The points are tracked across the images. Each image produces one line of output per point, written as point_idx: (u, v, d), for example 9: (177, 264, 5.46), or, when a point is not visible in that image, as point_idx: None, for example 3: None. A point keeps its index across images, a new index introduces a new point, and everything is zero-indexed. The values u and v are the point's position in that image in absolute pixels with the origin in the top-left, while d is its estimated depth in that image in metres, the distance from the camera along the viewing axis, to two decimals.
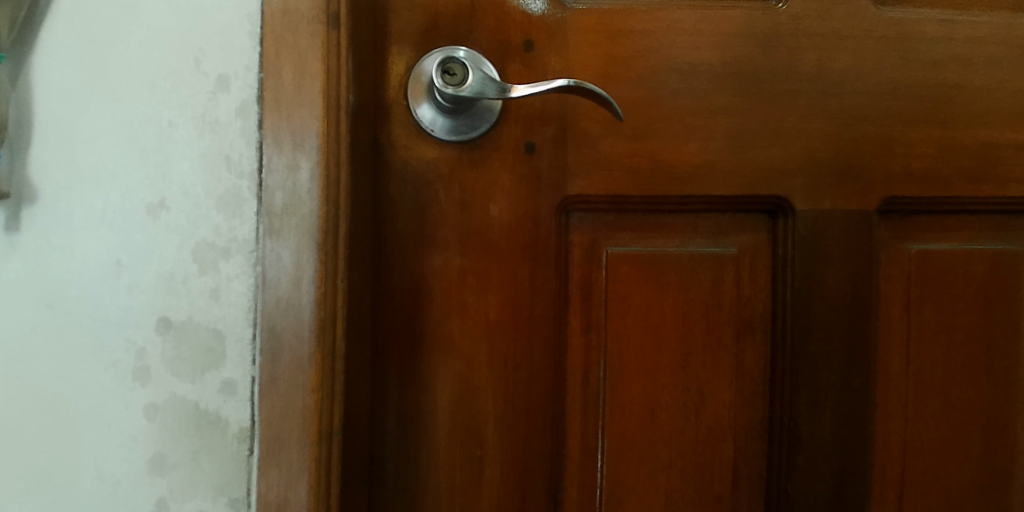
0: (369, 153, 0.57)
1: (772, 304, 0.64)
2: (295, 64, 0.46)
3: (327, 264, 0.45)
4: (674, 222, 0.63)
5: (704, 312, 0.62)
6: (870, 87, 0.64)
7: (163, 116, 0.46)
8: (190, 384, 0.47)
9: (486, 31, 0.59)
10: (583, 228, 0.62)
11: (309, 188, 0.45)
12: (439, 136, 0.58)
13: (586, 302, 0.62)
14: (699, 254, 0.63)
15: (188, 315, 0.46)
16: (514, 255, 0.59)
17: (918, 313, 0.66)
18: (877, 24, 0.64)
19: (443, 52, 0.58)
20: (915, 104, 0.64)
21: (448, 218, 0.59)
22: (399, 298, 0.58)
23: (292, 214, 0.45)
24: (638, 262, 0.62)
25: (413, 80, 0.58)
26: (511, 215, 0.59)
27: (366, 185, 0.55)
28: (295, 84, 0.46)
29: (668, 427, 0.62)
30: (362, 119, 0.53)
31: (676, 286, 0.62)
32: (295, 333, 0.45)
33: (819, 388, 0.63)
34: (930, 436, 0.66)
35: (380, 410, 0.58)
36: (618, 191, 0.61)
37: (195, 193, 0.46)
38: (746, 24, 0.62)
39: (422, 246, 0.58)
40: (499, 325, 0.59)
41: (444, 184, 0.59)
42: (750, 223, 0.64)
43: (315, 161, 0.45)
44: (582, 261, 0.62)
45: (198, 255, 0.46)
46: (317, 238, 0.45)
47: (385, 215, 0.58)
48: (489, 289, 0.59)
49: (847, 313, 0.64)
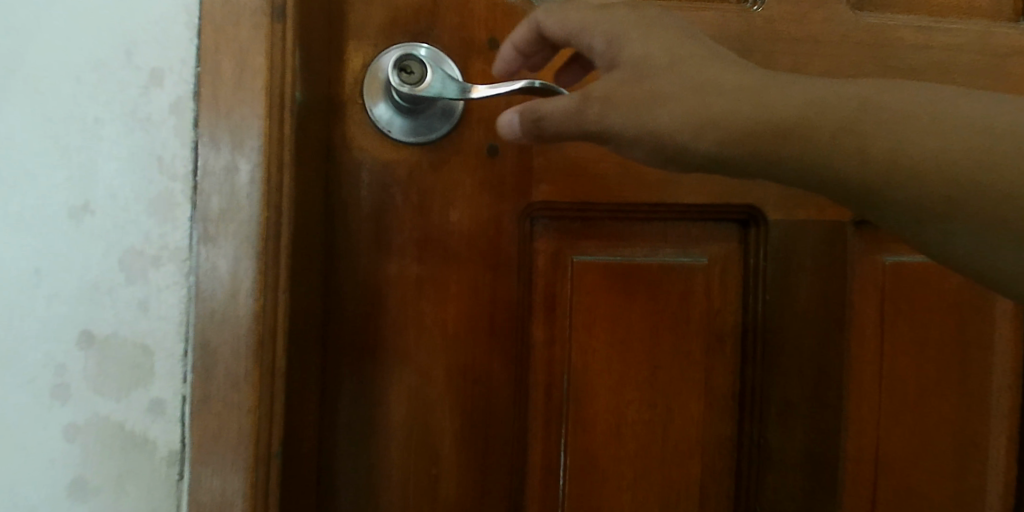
0: (322, 154, 0.53)
1: (743, 317, 0.61)
2: (236, 58, 0.42)
3: (267, 274, 0.42)
4: (642, 231, 0.60)
5: (672, 324, 0.60)
6: None
7: (89, 112, 0.43)
8: (115, 403, 0.43)
9: (448, 28, 0.57)
10: (547, 236, 0.59)
11: (248, 192, 0.42)
12: (396, 137, 0.55)
13: (550, 313, 0.59)
14: (668, 265, 0.60)
15: (113, 328, 0.43)
16: (474, 264, 0.56)
17: (892, 327, 0.64)
18: (853, 30, 0.64)
19: (401, 49, 0.55)
20: None
21: (405, 224, 0.56)
22: (351, 308, 0.55)
23: (229, 220, 0.42)
24: (604, 272, 0.59)
25: (369, 78, 0.55)
26: (472, 221, 0.57)
27: (318, 188, 0.52)
28: (236, 79, 0.42)
29: (633, 443, 0.60)
30: (312, 118, 0.50)
31: (643, 297, 0.60)
32: (230, 349, 0.42)
33: (789, 402, 0.61)
34: (902, 454, 0.64)
35: (329, 426, 0.55)
36: (585, 198, 0.58)
37: (122, 196, 0.43)
38: (720, 28, 0.61)
39: (376, 253, 0.55)
40: (458, 337, 0.56)
41: (401, 188, 0.56)
42: (720, 232, 0.62)
43: (255, 163, 0.42)
44: (547, 270, 0.59)
45: (126, 264, 0.43)
46: (256, 246, 0.42)
47: (337, 220, 0.55)
48: (448, 299, 0.56)
49: (819, 327, 0.61)
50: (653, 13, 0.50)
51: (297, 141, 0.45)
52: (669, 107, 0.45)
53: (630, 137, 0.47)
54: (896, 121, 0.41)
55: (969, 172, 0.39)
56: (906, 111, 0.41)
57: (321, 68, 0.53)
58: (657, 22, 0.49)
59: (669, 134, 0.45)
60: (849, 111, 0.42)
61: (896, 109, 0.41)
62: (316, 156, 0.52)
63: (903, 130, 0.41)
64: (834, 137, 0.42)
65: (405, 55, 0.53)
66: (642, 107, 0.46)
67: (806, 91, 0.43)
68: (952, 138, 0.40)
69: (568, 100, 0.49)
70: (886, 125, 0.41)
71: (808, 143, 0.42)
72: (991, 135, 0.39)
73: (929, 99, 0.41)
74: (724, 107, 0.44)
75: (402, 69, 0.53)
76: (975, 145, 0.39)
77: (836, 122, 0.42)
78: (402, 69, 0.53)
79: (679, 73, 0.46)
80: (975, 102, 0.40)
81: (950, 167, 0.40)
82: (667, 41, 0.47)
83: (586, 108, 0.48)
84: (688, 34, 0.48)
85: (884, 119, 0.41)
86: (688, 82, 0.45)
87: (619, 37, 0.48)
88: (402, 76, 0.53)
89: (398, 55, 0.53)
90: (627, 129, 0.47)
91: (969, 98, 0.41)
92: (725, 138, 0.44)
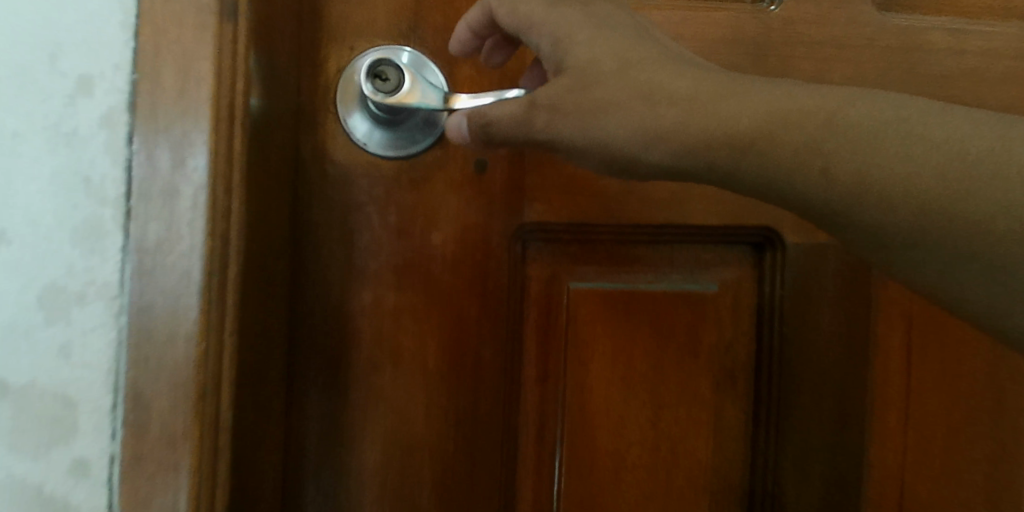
0: (288, 169, 0.48)
1: (756, 351, 0.56)
2: (178, 63, 0.37)
3: (211, 316, 0.36)
4: (647, 255, 0.54)
5: (679, 360, 0.54)
6: None
7: (5, 124, 0.37)
8: (32, 463, 0.37)
9: (433, 30, 0.51)
10: (541, 261, 0.54)
11: (191, 219, 0.36)
12: (373, 151, 0.50)
13: (544, 346, 0.54)
14: (675, 293, 0.55)
15: (30, 377, 0.37)
16: (458, 292, 0.51)
17: (919, 362, 0.57)
18: (881, 32, 0.58)
19: (378, 53, 0.49)
20: None
21: (382, 248, 0.50)
22: (320, 342, 0.49)
23: (167, 253, 0.36)
24: (605, 301, 0.54)
25: (343, 86, 0.49)
26: (457, 245, 0.51)
27: (283, 208, 0.47)
28: (178, 87, 0.37)
29: (634, 492, 0.54)
30: (275, 130, 0.45)
31: (647, 330, 0.54)
32: (167, 401, 0.36)
33: (806, 446, 0.55)
34: (928, 501, 0.59)
35: (295, 475, 0.49)
36: (583, 219, 0.52)
37: (43, 223, 0.37)
38: (732, 29, 0.56)
39: (350, 281, 0.50)
40: (439, 373, 0.51)
41: (379, 206, 0.50)
42: (733, 257, 0.56)
43: (199, 185, 0.36)
44: (541, 299, 0.54)
45: (46, 302, 0.37)
46: (199, 283, 0.36)
47: (306, 244, 0.49)
48: (429, 332, 0.51)
49: (839, 361, 0.56)
50: (607, 12, 0.47)
51: (251, 158, 0.39)
52: (621, 116, 0.44)
53: (584, 146, 0.45)
54: (863, 137, 0.38)
55: (946, 190, 0.37)
56: (873, 130, 0.38)
57: (288, 73, 0.47)
58: (611, 23, 0.46)
59: (615, 148, 0.44)
60: (803, 126, 0.39)
61: (861, 123, 0.39)
62: (281, 172, 0.46)
63: (878, 150, 0.38)
64: (796, 154, 0.39)
65: (381, 59, 0.48)
66: (595, 116, 0.44)
67: (765, 101, 0.41)
68: (918, 155, 0.37)
69: (518, 103, 0.46)
70: (852, 144, 0.38)
71: (764, 152, 0.40)
72: (959, 157, 0.37)
73: (897, 112, 0.39)
74: (677, 119, 0.42)
75: (376, 75, 0.48)
76: (946, 161, 0.37)
77: (794, 133, 0.40)
78: (376, 75, 0.48)
79: (633, 78, 0.44)
80: (944, 119, 0.38)
81: (915, 190, 0.37)
82: (622, 44, 0.45)
83: (539, 113, 0.45)
84: (646, 38, 0.46)
85: (849, 135, 0.39)
86: (636, 90, 0.43)
87: (570, 36, 0.45)
88: (376, 83, 0.47)
89: (372, 60, 0.47)
90: (575, 141, 0.45)
91: (937, 113, 0.38)
92: (676, 148, 0.42)
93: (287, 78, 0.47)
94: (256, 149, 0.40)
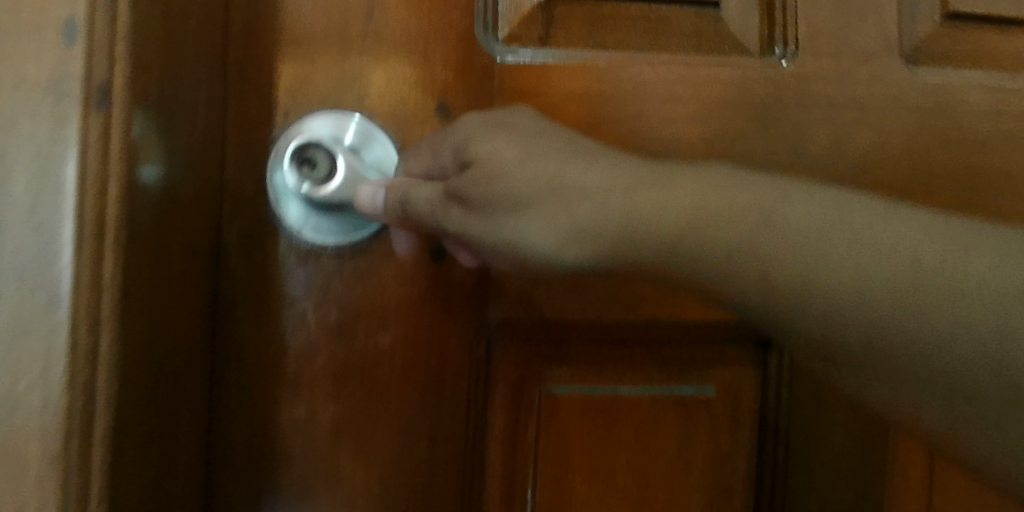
0: (206, 263, 0.40)
1: (756, 464, 0.48)
2: (32, 167, 0.28)
3: (72, 489, 0.29)
4: (633, 353, 0.47)
5: (667, 476, 0.47)
6: (897, 175, 0.50)
7: None
8: None
9: (382, 95, 0.44)
10: (509, 361, 0.46)
11: (49, 368, 0.29)
12: (309, 240, 0.42)
13: (511, 461, 0.46)
14: (665, 397, 0.47)
15: None
16: (407, 403, 0.44)
17: (939, 474, 0.51)
18: (911, 91, 0.50)
19: (315, 126, 0.43)
20: (952, 195, 0.51)
21: (318, 351, 0.43)
22: (243, 463, 0.42)
23: (15, 412, 0.28)
24: (583, 408, 0.46)
25: (274, 159, 0.42)
26: (407, 348, 0.44)
27: (199, 312, 0.39)
28: (32, 199, 0.28)
29: None
30: (186, 228, 0.37)
31: (631, 442, 0.47)
32: None
33: None
34: None
35: None
36: (557, 316, 0.45)
37: None
38: (737, 88, 0.48)
39: (281, 391, 0.43)
40: (384, 498, 0.44)
41: (320, 303, 0.43)
42: (733, 354, 0.48)
43: (60, 326, 0.29)
44: (508, 405, 0.46)
45: None
46: (59, 447, 0.29)
47: (227, 348, 0.42)
48: (373, 449, 0.43)
49: (848, 477, 0.49)
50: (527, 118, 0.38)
51: (142, 281, 0.32)
52: (529, 208, 0.34)
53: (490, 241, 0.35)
54: (785, 239, 0.31)
55: (907, 314, 0.28)
56: (798, 227, 0.31)
57: (201, 150, 0.39)
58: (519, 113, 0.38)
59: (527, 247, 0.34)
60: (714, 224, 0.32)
61: (802, 234, 0.31)
62: (194, 272, 0.39)
63: (809, 253, 0.30)
64: (711, 253, 0.31)
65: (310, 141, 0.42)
66: (496, 207, 0.35)
67: (677, 187, 0.33)
68: (860, 269, 0.29)
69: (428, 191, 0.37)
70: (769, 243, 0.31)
71: (684, 254, 0.32)
72: (914, 271, 0.29)
73: (841, 209, 0.31)
74: (589, 214, 0.33)
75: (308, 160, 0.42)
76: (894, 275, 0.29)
77: (728, 234, 0.31)
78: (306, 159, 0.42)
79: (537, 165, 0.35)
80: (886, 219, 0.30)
81: (869, 317, 0.29)
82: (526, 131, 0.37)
83: (442, 207, 0.36)
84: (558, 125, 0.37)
85: (767, 231, 0.31)
86: (537, 177, 0.34)
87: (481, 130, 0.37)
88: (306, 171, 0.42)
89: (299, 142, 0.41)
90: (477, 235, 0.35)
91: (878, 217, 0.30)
92: (590, 248, 0.34)
93: (202, 158, 0.39)
94: (149, 265, 0.33)
